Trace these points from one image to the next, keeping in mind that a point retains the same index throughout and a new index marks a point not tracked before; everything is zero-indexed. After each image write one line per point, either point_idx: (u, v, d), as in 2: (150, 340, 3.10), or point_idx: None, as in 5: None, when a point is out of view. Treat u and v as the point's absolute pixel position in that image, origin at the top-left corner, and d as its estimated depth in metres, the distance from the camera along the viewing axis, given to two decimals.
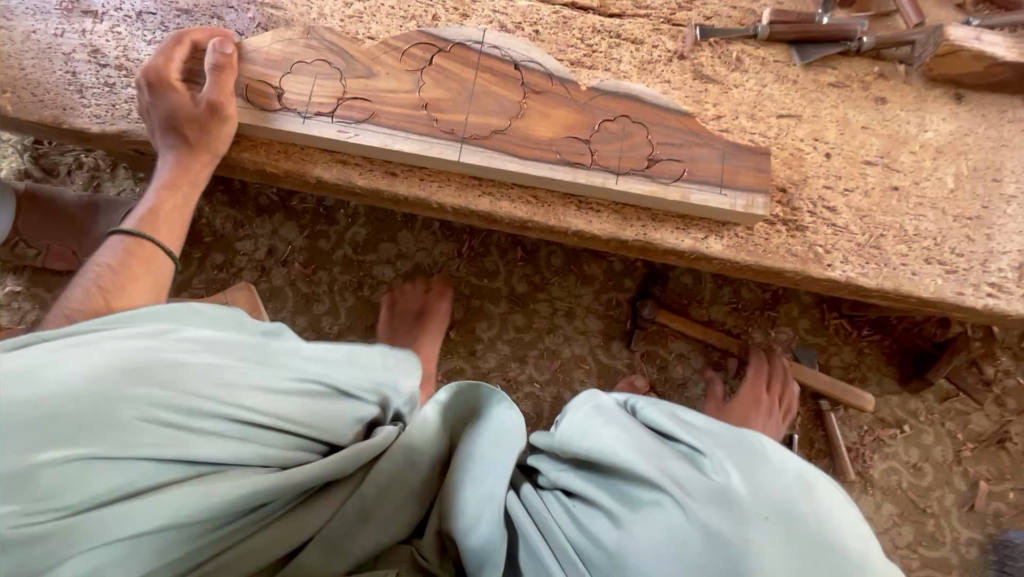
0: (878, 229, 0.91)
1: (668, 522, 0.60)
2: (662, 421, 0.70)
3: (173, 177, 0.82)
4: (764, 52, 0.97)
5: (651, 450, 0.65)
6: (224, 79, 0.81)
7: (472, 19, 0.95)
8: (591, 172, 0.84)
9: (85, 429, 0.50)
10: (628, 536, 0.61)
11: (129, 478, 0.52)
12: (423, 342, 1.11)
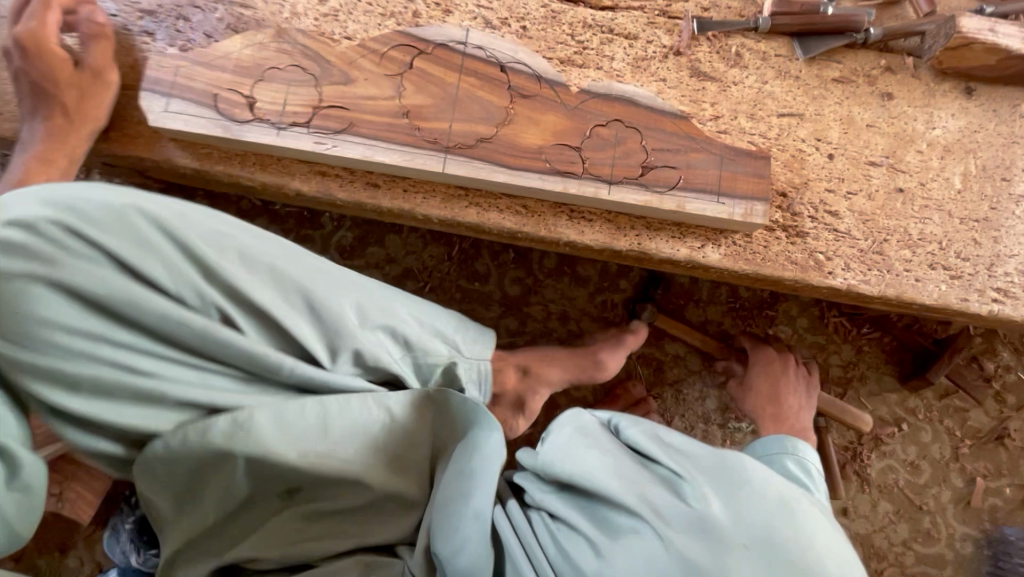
0: (882, 234, 0.87)
1: (646, 551, 0.59)
2: (645, 444, 0.68)
3: (46, 148, 0.78)
4: (765, 45, 0.92)
5: (631, 476, 0.64)
6: (104, 47, 0.81)
7: (455, 16, 0.89)
8: (583, 181, 0.80)
9: (129, 243, 0.64)
10: (606, 565, 0.59)
11: (134, 291, 0.64)
12: (550, 372, 1.00)
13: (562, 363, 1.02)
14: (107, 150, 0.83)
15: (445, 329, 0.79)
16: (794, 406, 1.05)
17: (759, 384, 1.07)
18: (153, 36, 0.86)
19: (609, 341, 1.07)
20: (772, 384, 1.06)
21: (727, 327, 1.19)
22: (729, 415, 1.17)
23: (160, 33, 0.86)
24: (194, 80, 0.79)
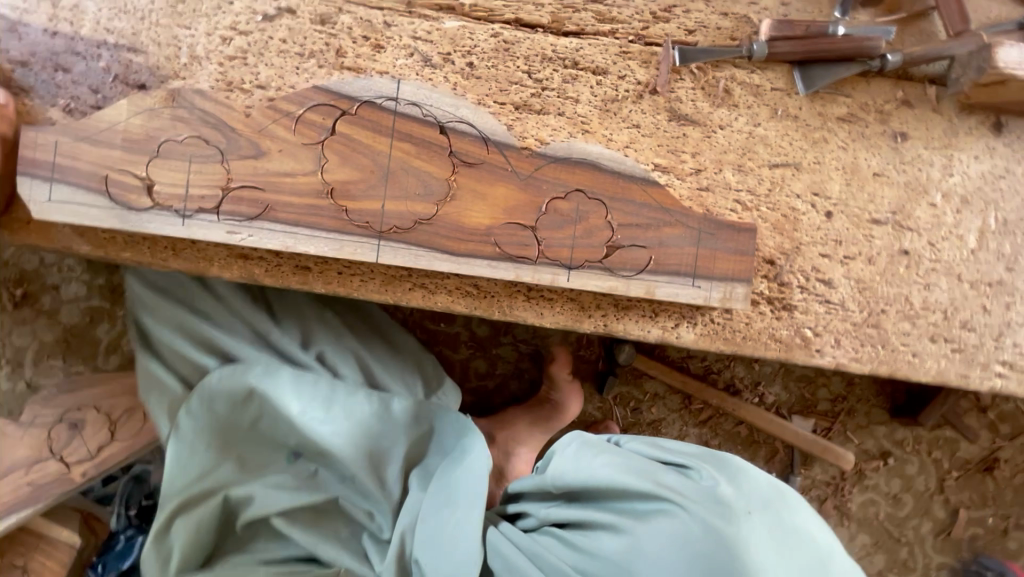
0: (880, 304, 0.77)
1: (668, 530, 0.63)
2: (643, 447, 0.76)
3: None
4: (760, 77, 0.77)
5: (640, 467, 0.70)
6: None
7: (388, 52, 0.74)
8: (538, 267, 0.70)
9: None
10: (630, 551, 0.65)
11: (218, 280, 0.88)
12: (519, 432, 1.01)
13: (523, 419, 1.02)
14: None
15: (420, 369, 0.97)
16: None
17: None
18: (29, 93, 0.72)
19: (547, 382, 1.04)
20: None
21: (710, 363, 1.12)
22: None
23: (38, 90, 0.72)
24: (78, 160, 0.67)
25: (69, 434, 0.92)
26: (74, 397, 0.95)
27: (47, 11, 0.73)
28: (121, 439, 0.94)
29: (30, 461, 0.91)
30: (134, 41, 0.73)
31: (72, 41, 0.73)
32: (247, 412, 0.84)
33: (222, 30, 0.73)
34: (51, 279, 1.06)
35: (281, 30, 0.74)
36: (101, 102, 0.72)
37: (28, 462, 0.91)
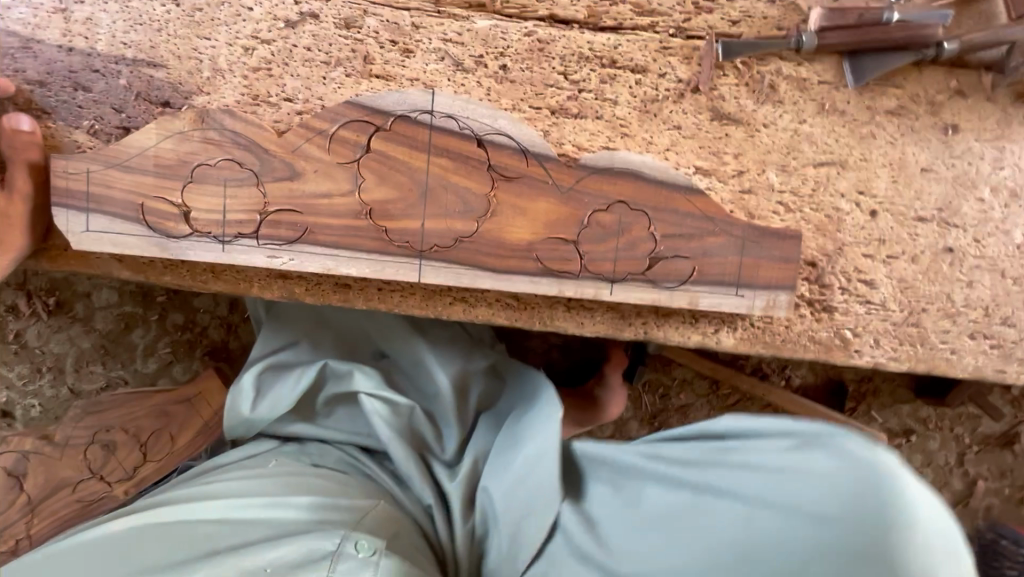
0: (921, 303, 0.77)
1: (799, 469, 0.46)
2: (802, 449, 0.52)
3: None
4: (807, 69, 0.73)
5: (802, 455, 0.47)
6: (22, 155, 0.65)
7: (417, 57, 0.71)
8: (581, 282, 0.70)
9: None
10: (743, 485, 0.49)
11: None
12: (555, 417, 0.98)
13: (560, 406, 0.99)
14: (34, 263, 0.73)
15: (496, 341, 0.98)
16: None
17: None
18: (51, 115, 0.70)
19: (598, 380, 1.03)
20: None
21: None
22: None
23: (59, 112, 0.70)
24: (112, 188, 0.66)
25: (102, 456, 0.96)
26: (101, 418, 0.98)
27: (61, 26, 0.69)
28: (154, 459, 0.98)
29: (73, 480, 0.95)
30: (153, 54, 0.70)
31: (89, 57, 0.70)
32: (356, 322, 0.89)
33: (243, 39, 0.70)
34: (81, 287, 1.07)
35: (306, 37, 0.70)
36: (126, 122, 0.70)
37: (73, 480, 0.95)
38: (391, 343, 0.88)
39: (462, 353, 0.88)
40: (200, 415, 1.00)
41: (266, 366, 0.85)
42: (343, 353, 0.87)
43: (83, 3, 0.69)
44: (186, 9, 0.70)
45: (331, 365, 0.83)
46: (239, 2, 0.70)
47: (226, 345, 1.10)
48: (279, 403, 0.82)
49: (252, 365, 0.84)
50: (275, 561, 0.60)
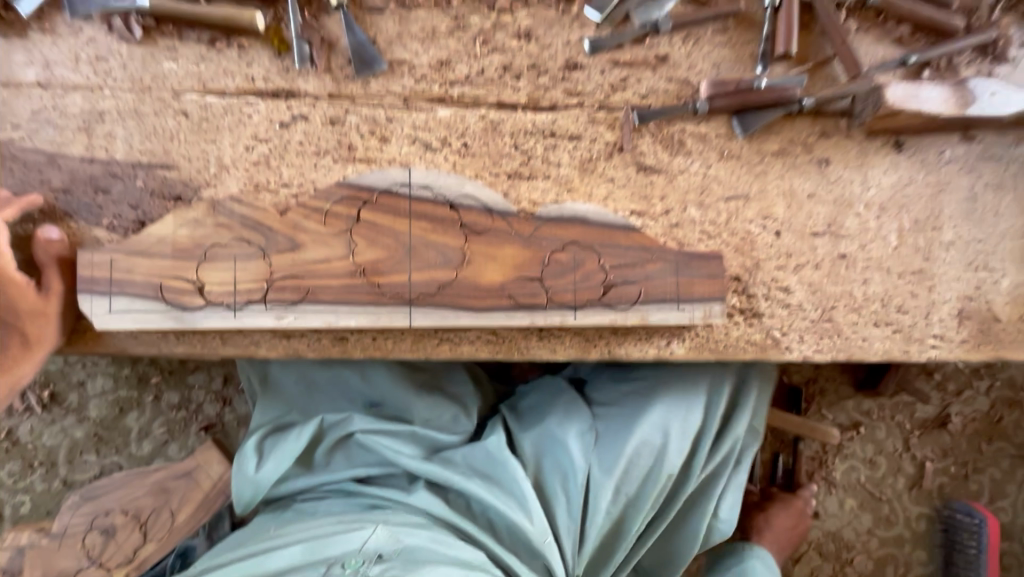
0: (830, 302, 0.93)
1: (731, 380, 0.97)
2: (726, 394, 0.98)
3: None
4: (706, 127, 0.92)
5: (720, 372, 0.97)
6: (57, 258, 0.76)
7: (393, 143, 0.86)
8: (549, 311, 0.82)
9: None
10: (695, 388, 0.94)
11: None
12: None
13: None
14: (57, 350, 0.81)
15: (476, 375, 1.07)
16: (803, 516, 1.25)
17: (779, 521, 1.21)
18: (74, 217, 0.80)
19: None
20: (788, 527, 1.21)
21: None
22: None
23: (81, 212, 0.80)
24: (133, 273, 0.76)
25: (102, 541, 0.95)
26: (98, 504, 0.97)
27: (84, 141, 0.81)
28: (154, 539, 0.97)
29: (71, 570, 0.92)
30: (165, 158, 0.82)
31: (109, 166, 0.81)
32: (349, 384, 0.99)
33: (245, 140, 0.83)
34: (76, 377, 1.11)
35: (298, 134, 0.84)
36: (141, 216, 0.81)
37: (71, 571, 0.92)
38: (374, 386, 0.97)
39: (447, 382, 1.01)
40: (201, 487, 1.01)
41: (269, 432, 0.98)
42: (335, 404, 0.98)
43: (103, 121, 0.82)
44: (194, 119, 0.83)
45: (328, 416, 0.96)
46: (240, 111, 0.84)
47: (221, 417, 1.15)
48: (285, 457, 0.92)
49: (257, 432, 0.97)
50: None
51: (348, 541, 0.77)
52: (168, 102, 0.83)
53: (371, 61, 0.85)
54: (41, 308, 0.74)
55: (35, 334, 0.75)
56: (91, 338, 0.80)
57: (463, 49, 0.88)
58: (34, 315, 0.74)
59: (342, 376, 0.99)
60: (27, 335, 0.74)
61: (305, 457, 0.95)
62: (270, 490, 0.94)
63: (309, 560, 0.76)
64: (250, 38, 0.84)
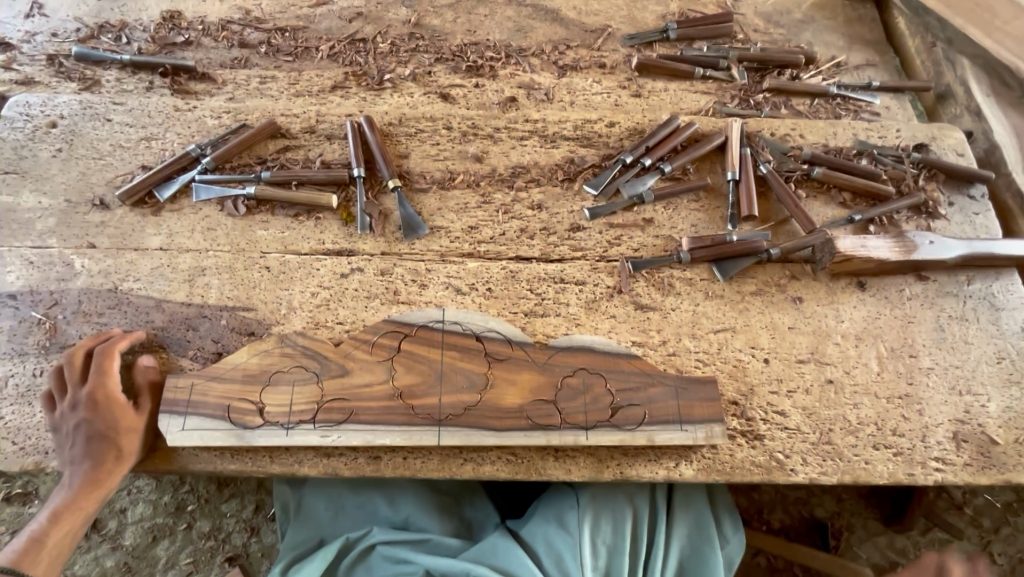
0: (826, 425, 1.00)
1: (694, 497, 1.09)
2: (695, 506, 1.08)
3: (87, 481, 0.87)
4: (691, 272, 1.10)
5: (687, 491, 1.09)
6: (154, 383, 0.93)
7: (430, 288, 1.04)
8: (563, 431, 0.91)
9: None
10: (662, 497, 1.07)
11: None
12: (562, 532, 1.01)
13: None
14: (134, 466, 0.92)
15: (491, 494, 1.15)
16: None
17: None
18: (166, 350, 0.97)
19: None
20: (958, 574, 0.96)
21: (745, 510, 1.29)
22: None
23: (173, 346, 0.97)
24: (208, 395, 0.90)
25: None
26: None
27: (186, 290, 1.02)
28: None
29: None
30: (247, 302, 1.01)
31: (202, 308, 1.00)
32: (370, 504, 1.07)
33: (312, 288, 1.03)
34: (119, 504, 1.18)
35: (354, 283, 1.04)
36: (220, 348, 0.97)
37: None
38: (400, 508, 1.06)
39: (467, 507, 1.11)
40: None
41: (293, 559, 1.03)
42: (361, 525, 1.06)
43: (204, 275, 1.03)
44: (274, 272, 1.04)
45: (351, 533, 1.04)
46: (311, 265, 1.05)
47: (247, 548, 1.18)
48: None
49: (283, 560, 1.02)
50: None
51: None
52: (256, 259, 1.05)
53: (415, 226, 1.09)
54: (136, 425, 0.89)
55: (126, 448, 0.88)
56: (162, 455, 0.91)
57: (488, 217, 1.12)
58: (129, 432, 0.88)
59: (370, 495, 1.08)
60: (121, 450, 0.88)
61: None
62: None
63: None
64: (325, 211, 1.10)
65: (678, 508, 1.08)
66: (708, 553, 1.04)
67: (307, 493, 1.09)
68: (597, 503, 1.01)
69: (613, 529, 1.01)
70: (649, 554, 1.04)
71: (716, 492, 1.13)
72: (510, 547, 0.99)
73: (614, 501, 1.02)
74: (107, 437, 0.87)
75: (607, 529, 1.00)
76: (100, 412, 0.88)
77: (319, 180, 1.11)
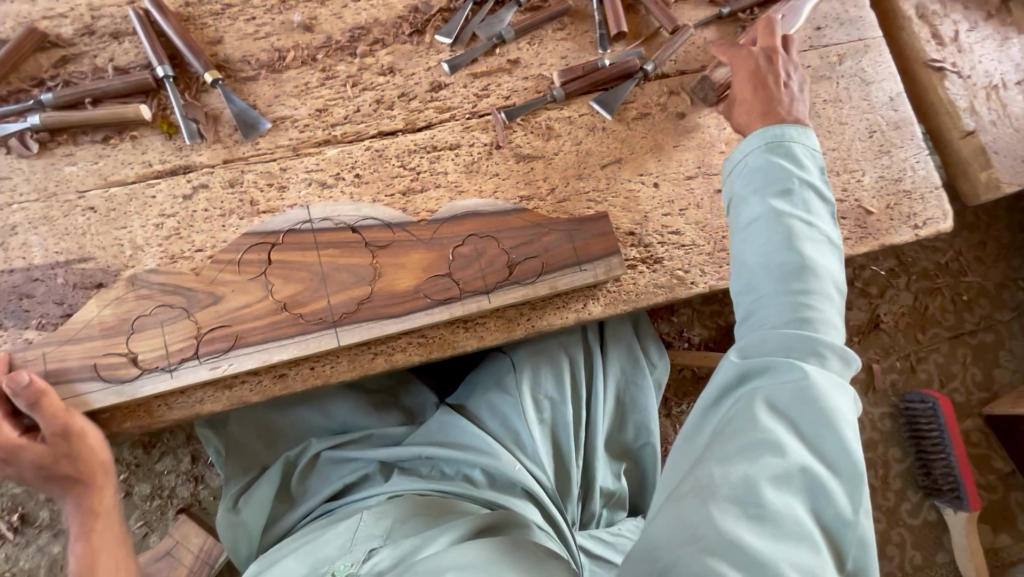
0: (719, 234, 1.02)
1: (621, 331, 1.14)
2: (623, 339, 1.14)
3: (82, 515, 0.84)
4: (569, 110, 1.03)
5: (617, 328, 1.14)
6: (48, 403, 0.77)
7: (291, 189, 0.93)
8: (464, 300, 0.89)
9: None
10: (591, 337, 1.11)
11: None
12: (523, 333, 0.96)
13: None
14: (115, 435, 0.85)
15: (425, 382, 1.16)
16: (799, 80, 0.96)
17: None
18: (0, 327, 0.84)
19: None
20: (753, 68, 0.94)
21: (669, 334, 1.37)
22: (672, 404, 1.37)
23: (9, 320, 0.84)
24: (67, 360, 0.81)
25: None
26: None
27: (0, 256, 0.87)
28: None
29: None
30: (82, 253, 0.87)
31: (29, 271, 0.86)
32: (303, 421, 1.06)
33: (153, 219, 0.90)
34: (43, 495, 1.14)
35: (201, 202, 0.91)
36: (67, 309, 0.85)
37: None
38: (334, 416, 1.05)
39: (404, 397, 1.11)
40: (184, 564, 1.04)
41: (243, 489, 1.00)
42: (299, 442, 1.04)
43: (16, 233, 0.87)
44: (101, 212, 0.89)
45: (291, 451, 1.01)
46: (144, 194, 0.90)
47: (196, 496, 1.17)
48: (263, 502, 0.97)
49: (232, 492, 0.99)
50: (345, 567, 0.75)
51: (343, 532, 0.82)
52: (74, 202, 0.89)
53: (254, 122, 0.94)
54: (61, 448, 0.79)
55: (86, 470, 0.82)
56: (123, 417, 0.84)
57: (336, 94, 0.98)
58: (64, 456, 0.80)
59: (302, 412, 1.06)
60: (75, 477, 0.82)
61: (283, 494, 0.99)
62: (259, 535, 0.96)
63: (312, 570, 0.78)
64: (140, 128, 0.93)
65: (610, 343, 1.12)
66: (640, 377, 1.11)
67: (234, 426, 1.05)
68: (531, 360, 1.05)
69: (552, 381, 1.04)
70: (590, 395, 1.07)
71: (642, 324, 1.18)
72: (455, 421, 1.00)
73: (547, 352, 1.06)
74: (62, 470, 0.80)
75: (547, 381, 1.04)
76: (23, 458, 0.79)
77: (120, 92, 0.92)
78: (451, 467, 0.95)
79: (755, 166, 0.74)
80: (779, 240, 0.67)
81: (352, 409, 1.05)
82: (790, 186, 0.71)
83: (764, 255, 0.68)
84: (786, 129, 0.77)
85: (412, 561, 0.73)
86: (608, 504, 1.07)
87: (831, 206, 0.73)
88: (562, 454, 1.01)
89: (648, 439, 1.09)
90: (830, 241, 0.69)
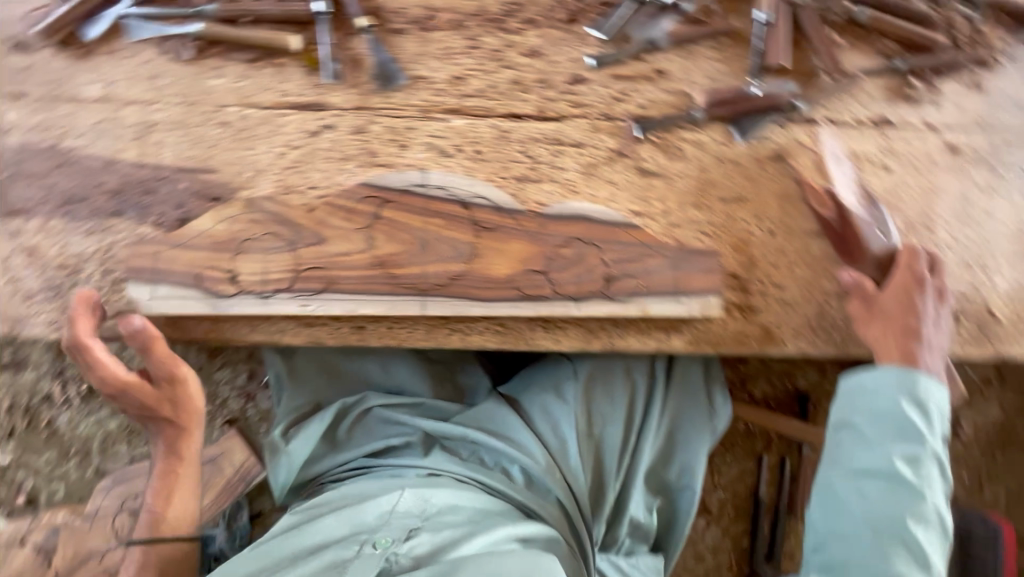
0: (822, 295, 0.94)
1: (688, 370, 1.10)
2: (687, 377, 1.10)
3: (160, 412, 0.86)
4: (704, 134, 0.98)
5: (685, 366, 1.10)
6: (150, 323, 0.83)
7: (411, 149, 0.92)
8: (552, 302, 0.88)
9: None
10: (659, 369, 1.07)
11: None
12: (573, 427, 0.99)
13: None
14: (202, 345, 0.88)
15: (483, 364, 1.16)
16: (934, 333, 0.88)
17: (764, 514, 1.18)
18: (122, 216, 0.88)
19: None
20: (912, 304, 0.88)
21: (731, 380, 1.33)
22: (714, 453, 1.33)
23: (130, 211, 0.89)
24: (174, 264, 0.85)
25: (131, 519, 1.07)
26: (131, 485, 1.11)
27: (136, 149, 0.91)
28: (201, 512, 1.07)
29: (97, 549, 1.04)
30: (207, 164, 0.90)
31: (157, 169, 0.90)
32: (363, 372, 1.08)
33: (278, 146, 0.91)
34: None
35: (325, 142, 0.92)
36: (183, 214, 0.88)
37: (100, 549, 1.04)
38: (392, 374, 1.08)
39: (459, 373, 1.12)
40: (223, 477, 1.10)
41: (292, 420, 1.03)
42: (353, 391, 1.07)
43: (154, 131, 0.91)
44: (233, 128, 0.92)
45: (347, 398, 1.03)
46: (275, 121, 0.92)
47: (245, 412, 1.23)
48: (310, 439, 0.99)
49: (284, 420, 1.02)
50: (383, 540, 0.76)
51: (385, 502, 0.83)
52: (211, 113, 0.92)
53: (393, 76, 0.95)
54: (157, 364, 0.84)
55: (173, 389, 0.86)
56: (218, 329, 0.86)
57: (477, 64, 0.97)
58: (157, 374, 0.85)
59: (363, 361, 1.08)
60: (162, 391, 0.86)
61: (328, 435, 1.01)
62: (298, 469, 0.99)
63: (354, 533, 0.79)
64: (287, 57, 0.95)
65: (675, 378, 1.08)
66: (697, 419, 1.07)
67: (297, 357, 1.08)
68: (593, 374, 1.03)
69: (606, 400, 1.02)
70: (643, 422, 1.04)
71: (714, 365, 1.13)
72: (504, 413, 1.00)
73: (609, 370, 1.04)
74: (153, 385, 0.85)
75: (600, 400, 1.02)
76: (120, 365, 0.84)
77: (276, 18, 0.95)
78: (492, 458, 0.95)
79: (880, 404, 0.82)
80: (894, 506, 0.77)
81: (410, 372, 1.07)
82: (921, 452, 0.79)
83: (868, 517, 0.77)
84: (921, 378, 0.83)
85: (453, 561, 0.72)
86: (632, 535, 1.03)
87: (947, 484, 0.81)
88: (601, 476, 1.00)
89: (690, 483, 1.05)
90: (941, 528, 0.78)
